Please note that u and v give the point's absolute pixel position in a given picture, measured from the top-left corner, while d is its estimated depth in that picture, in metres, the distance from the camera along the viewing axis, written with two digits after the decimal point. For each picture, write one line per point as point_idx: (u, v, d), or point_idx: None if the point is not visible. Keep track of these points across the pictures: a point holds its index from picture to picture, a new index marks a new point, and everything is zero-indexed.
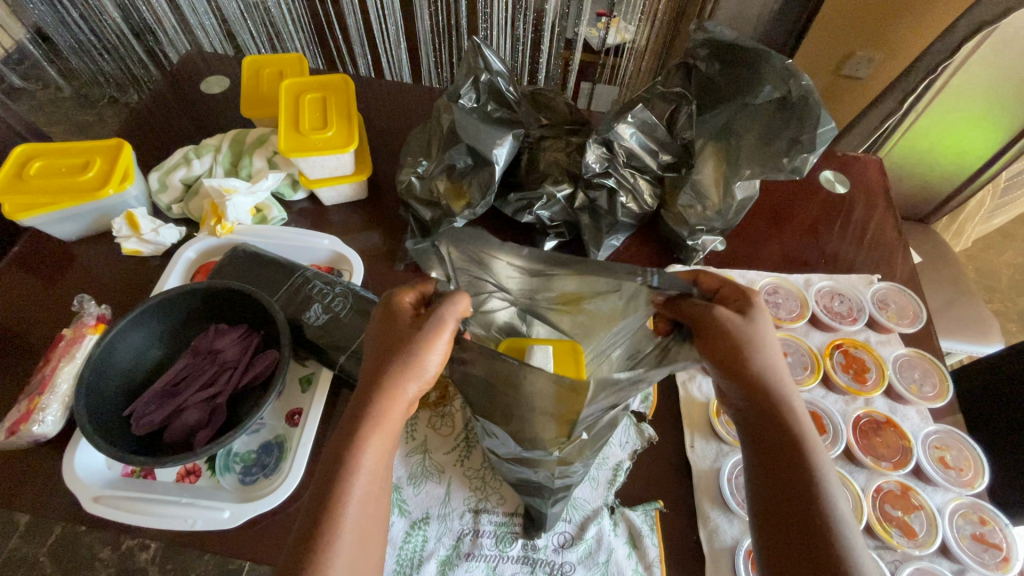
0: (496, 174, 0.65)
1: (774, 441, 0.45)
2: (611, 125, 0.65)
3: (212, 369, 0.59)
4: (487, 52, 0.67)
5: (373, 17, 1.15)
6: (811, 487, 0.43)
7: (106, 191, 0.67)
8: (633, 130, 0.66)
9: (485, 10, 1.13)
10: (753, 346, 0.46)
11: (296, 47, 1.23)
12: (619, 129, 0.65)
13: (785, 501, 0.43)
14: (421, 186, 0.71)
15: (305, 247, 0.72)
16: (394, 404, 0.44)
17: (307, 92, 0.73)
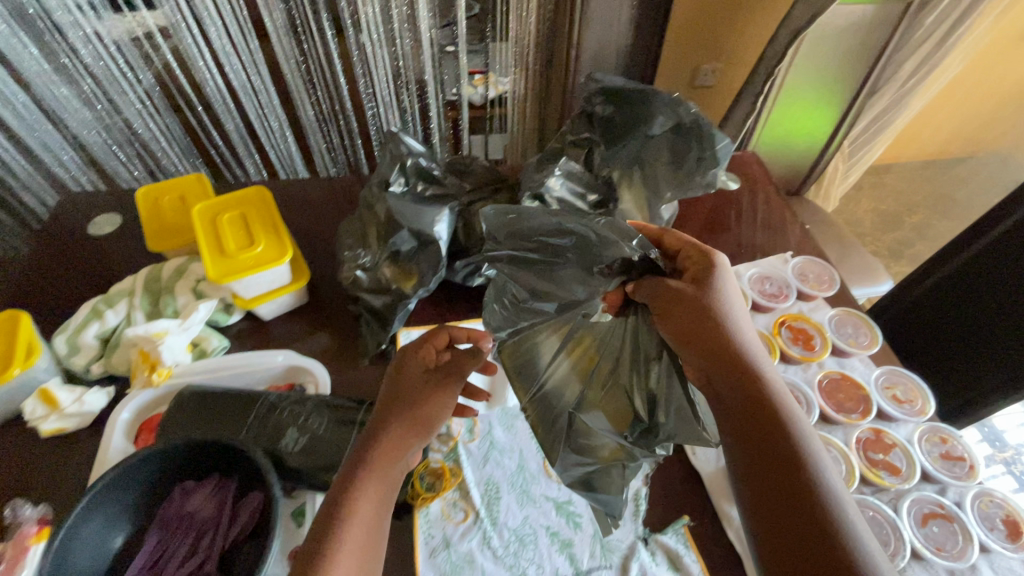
0: (442, 248, 0.66)
1: (748, 406, 0.48)
2: (542, 180, 0.66)
3: (191, 536, 0.54)
4: (407, 138, 0.69)
5: (255, 120, 1.13)
6: (795, 450, 0.47)
7: (11, 371, 0.59)
8: (562, 183, 0.67)
9: (369, 91, 1.16)
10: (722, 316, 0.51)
11: (175, 163, 1.17)
12: (548, 181, 0.67)
13: (770, 476, 0.46)
14: (368, 279, 0.70)
15: (258, 370, 0.68)
16: (392, 457, 0.52)
17: (223, 212, 0.69)
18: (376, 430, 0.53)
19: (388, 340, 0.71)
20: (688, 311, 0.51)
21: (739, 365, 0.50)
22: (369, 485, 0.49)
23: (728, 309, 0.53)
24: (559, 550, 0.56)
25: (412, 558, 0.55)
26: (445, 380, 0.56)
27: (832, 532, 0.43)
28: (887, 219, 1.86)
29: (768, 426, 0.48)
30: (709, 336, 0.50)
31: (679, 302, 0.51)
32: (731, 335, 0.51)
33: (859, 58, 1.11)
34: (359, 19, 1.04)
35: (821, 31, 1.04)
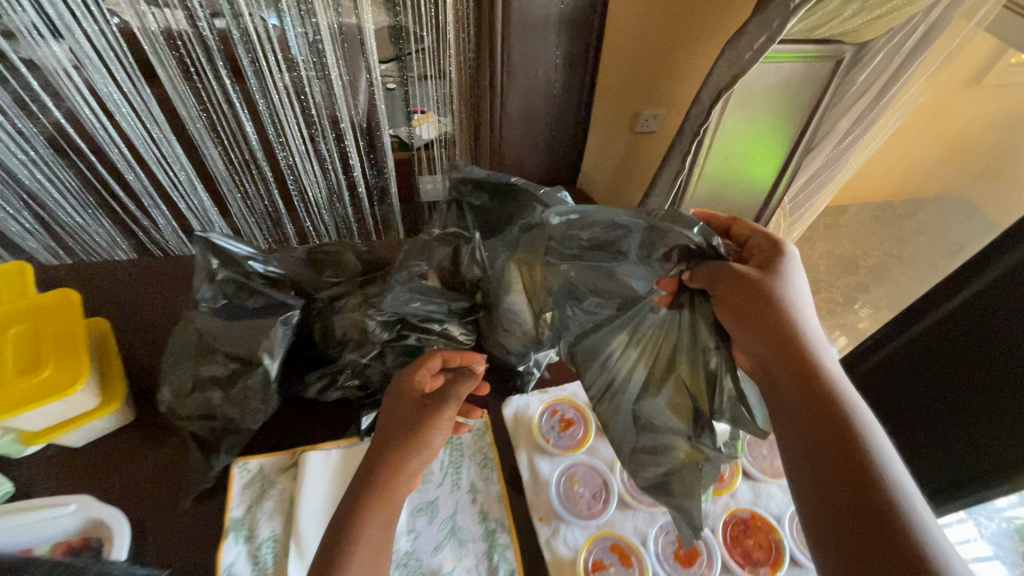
0: (272, 370, 0.55)
1: (806, 392, 0.44)
2: (388, 297, 0.58)
3: None
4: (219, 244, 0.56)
5: (157, 170, 1.01)
6: (858, 439, 0.41)
7: None
8: (409, 299, 0.60)
9: (281, 143, 1.07)
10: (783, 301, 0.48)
11: (70, 216, 1.04)
12: (397, 298, 0.59)
13: (826, 466, 0.41)
14: (182, 406, 0.57)
15: (39, 528, 0.54)
16: (398, 480, 0.48)
17: (11, 326, 0.59)
18: (384, 447, 0.49)
19: (218, 474, 0.60)
20: (745, 295, 0.49)
21: (798, 349, 0.46)
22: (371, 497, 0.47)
23: (795, 301, 0.49)
24: None
25: None
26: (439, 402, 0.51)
27: (906, 535, 0.36)
28: (843, 263, 1.75)
29: (827, 414, 0.43)
30: (765, 320, 0.48)
31: (737, 283, 0.49)
32: (792, 315, 0.48)
33: (791, 114, 1.04)
34: (259, 65, 0.95)
35: (749, 86, 0.97)
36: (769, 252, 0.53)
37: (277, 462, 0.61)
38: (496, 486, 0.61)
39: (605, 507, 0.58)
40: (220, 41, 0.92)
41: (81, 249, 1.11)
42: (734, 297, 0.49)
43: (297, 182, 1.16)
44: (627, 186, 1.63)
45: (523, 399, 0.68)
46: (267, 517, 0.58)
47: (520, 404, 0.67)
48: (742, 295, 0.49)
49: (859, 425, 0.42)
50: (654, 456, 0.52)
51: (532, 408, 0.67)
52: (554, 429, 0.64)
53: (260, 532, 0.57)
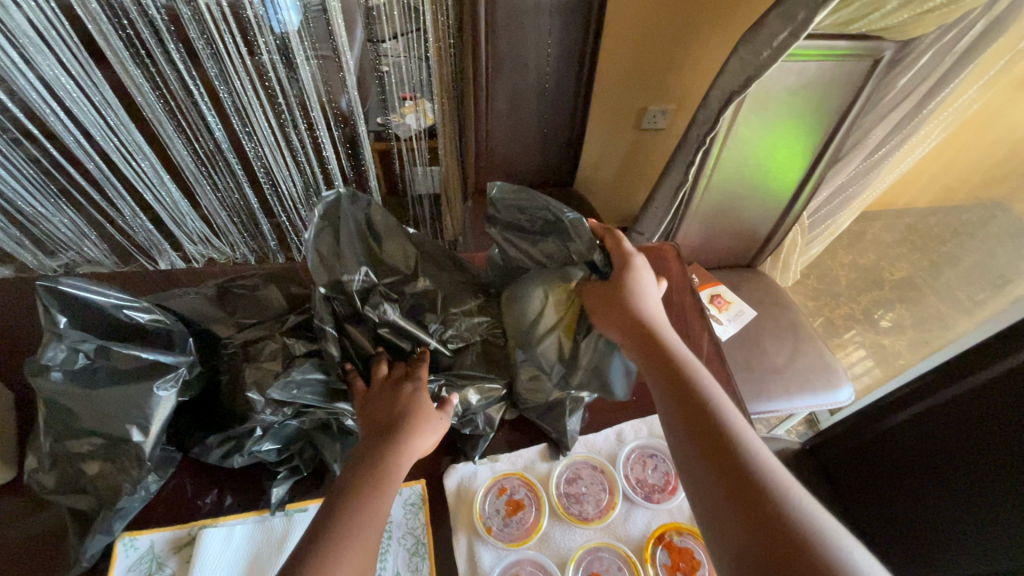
0: (146, 447, 0.46)
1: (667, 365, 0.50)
2: (275, 383, 0.51)
3: None
4: (73, 293, 0.46)
5: (119, 160, 0.90)
6: (705, 403, 0.46)
7: None
8: (300, 386, 0.52)
9: (248, 135, 0.95)
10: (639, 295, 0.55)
11: (32, 206, 0.94)
12: (284, 382, 0.51)
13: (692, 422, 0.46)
14: (50, 479, 0.48)
15: None
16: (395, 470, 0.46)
17: None
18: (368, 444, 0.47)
19: (96, 554, 0.50)
20: (605, 297, 0.54)
21: (656, 341, 0.51)
22: (385, 477, 0.44)
23: (648, 298, 0.56)
24: None
25: None
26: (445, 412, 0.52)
27: (764, 490, 0.41)
28: (866, 277, 1.58)
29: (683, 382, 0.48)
30: (625, 311, 0.53)
31: (603, 288, 0.55)
32: (647, 311, 0.54)
33: (814, 124, 0.90)
34: (216, 48, 0.82)
35: (766, 90, 0.83)
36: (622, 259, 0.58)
37: (172, 540, 0.52)
38: None
39: None
40: (169, 20, 0.79)
41: (49, 241, 1.02)
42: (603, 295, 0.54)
43: (269, 176, 1.04)
44: (628, 188, 1.49)
45: (469, 468, 0.57)
46: None
47: (465, 475, 0.57)
48: (608, 293, 0.54)
49: (711, 400, 0.47)
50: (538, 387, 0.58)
51: (478, 480, 0.56)
52: (497, 510, 0.54)
53: None
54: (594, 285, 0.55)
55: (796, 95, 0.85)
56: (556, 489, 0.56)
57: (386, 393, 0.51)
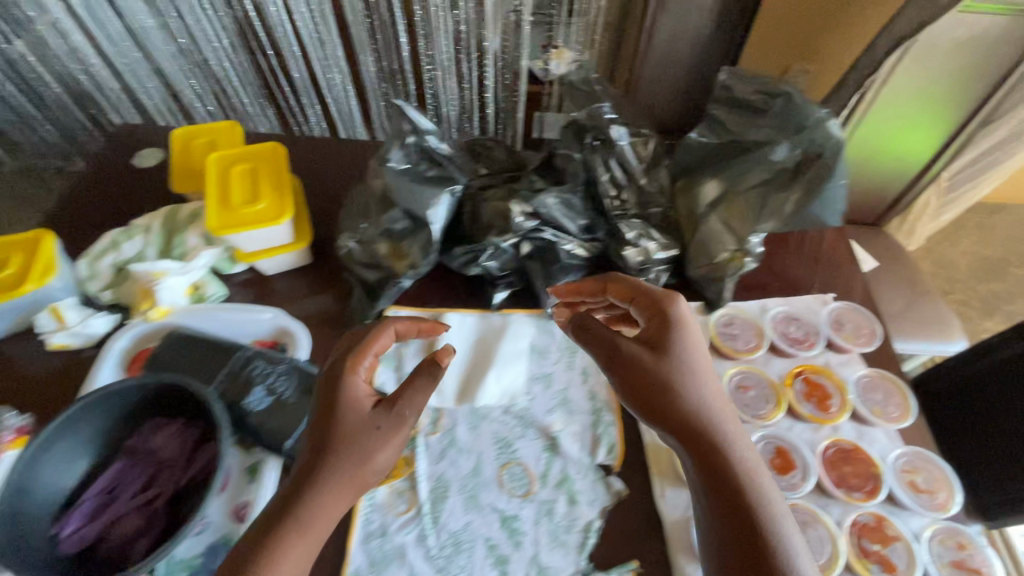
0: (434, 234, 0.64)
1: (717, 470, 0.48)
2: (533, 195, 0.67)
3: (152, 471, 0.57)
4: (413, 113, 0.65)
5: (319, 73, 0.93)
6: (757, 516, 0.46)
7: (25, 287, 0.65)
8: (553, 204, 0.68)
9: None
10: (681, 379, 0.51)
11: (243, 106, 0.99)
12: (539, 199, 0.67)
13: (737, 533, 0.46)
14: (360, 251, 0.68)
15: (246, 323, 0.69)
16: (339, 498, 0.45)
17: (236, 164, 0.70)
18: (309, 474, 0.45)
19: (373, 316, 0.69)
20: (642, 381, 0.51)
21: (708, 444, 0.49)
22: (327, 507, 0.44)
23: (696, 377, 0.51)
24: (492, 564, 0.55)
25: (346, 540, 0.56)
26: (394, 425, 0.47)
27: None
28: (991, 265, 1.56)
29: (729, 485, 0.48)
30: (666, 405, 0.50)
31: (637, 371, 0.51)
32: (690, 397, 0.51)
33: (975, 78, 0.94)
34: None
35: (933, 40, 0.89)
36: (665, 329, 0.54)
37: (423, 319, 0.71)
38: None
39: None
40: None
41: None
42: (638, 378, 0.52)
43: None
44: None
45: None
46: (410, 356, 0.68)
47: None
48: (645, 378, 0.51)
49: (764, 511, 0.47)
50: (706, 248, 0.68)
51: None
52: None
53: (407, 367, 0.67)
54: (629, 366, 0.52)
55: (960, 47, 0.90)
56: (715, 328, 0.69)
57: (328, 405, 0.48)
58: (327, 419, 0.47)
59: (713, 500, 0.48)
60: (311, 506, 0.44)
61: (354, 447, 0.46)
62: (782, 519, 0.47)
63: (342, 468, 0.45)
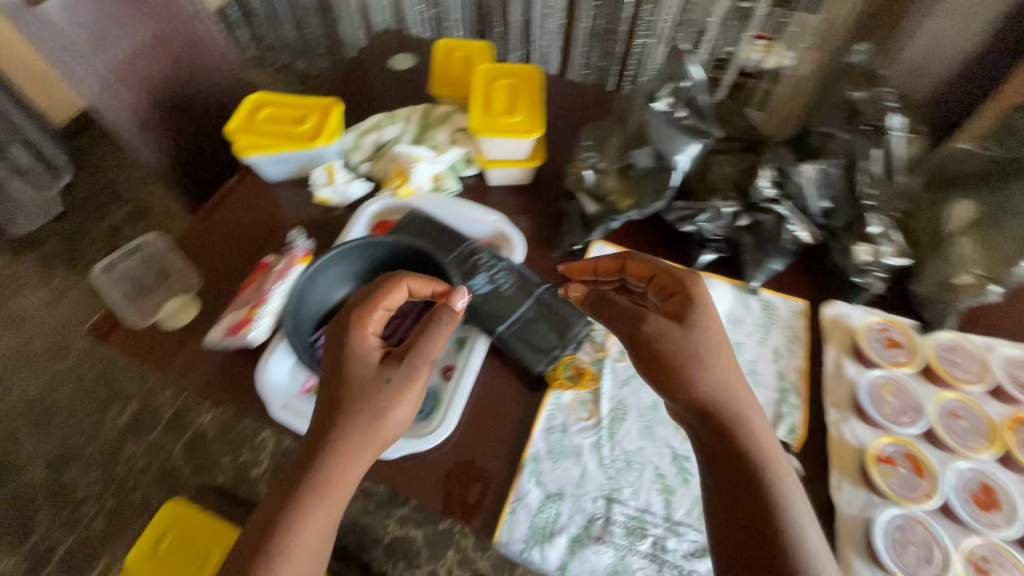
0: (673, 179, 0.67)
1: (730, 454, 0.48)
2: (793, 164, 0.67)
3: (386, 316, 0.67)
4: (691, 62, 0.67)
5: None
6: (766, 502, 0.46)
7: (316, 142, 0.76)
8: (809, 177, 0.67)
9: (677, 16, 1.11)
10: (692, 357, 0.50)
11: None
12: (796, 167, 0.67)
13: (741, 517, 0.46)
14: (592, 180, 0.74)
15: (471, 220, 0.77)
16: (365, 445, 0.48)
17: (500, 79, 0.78)
18: (333, 414, 0.49)
19: (582, 244, 0.75)
20: (655, 360, 0.51)
21: (721, 427, 0.49)
22: (349, 449, 0.48)
23: (715, 357, 0.50)
24: (659, 491, 0.59)
25: (533, 419, 0.63)
26: (406, 375, 0.50)
27: None
28: None
29: (740, 470, 0.47)
30: (680, 387, 0.50)
31: (650, 348, 0.52)
32: (702, 377, 0.50)
33: None
34: None
35: None
36: (682, 306, 0.53)
37: None
38: (799, 360, 0.67)
39: (911, 424, 0.61)
40: None
41: None
42: (653, 356, 0.51)
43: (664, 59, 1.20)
44: None
45: (846, 308, 0.69)
46: None
47: (841, 312, 0.69)
48: (661, 357, 0.51)
49: (772, 497, 0.46)
50: (949, 266, 0.64)
51: (853, 319, 0.68)
52: (879, 342, 0.66)
53: None
54: (640, 342, 0.52)
55: None
56: (933, 348, 0.65)
57: (346, 356, 0.51)
58: (341, 369, 0.51)
59: (717, 479, 0.48)
60: (334, 464, 0.47)
61: (369, 398, 0.49)
62: (793, 510, 0.46)
63: (359, 422, 0.48)
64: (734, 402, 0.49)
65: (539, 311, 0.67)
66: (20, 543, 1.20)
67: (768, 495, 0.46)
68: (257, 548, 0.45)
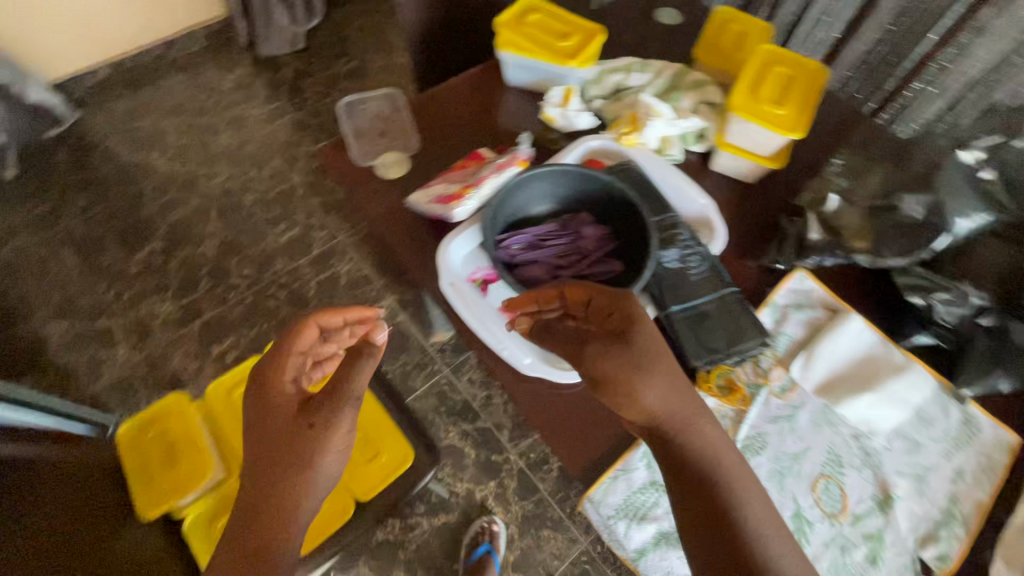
0: (938, 243, 0.63)
1: (687, 472, 0.49)
2: None
3: (568, 247, 0.67)
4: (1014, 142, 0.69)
5: None
6: (729, 518, 0.47)
7: (569, 63, 0.77)
8: None
9: None
10: (637, 370, 0.49)
11: None
12: None
13: (711, 537, 0.47)
14: (834, 209, 0.69)
15: (681, 196, 0.73)
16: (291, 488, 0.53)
17: (779, 65, 0.72)
18: (270, 460, 0.54)
19: (785, 265, 0.69)
20: (602, 380, 0.50)
21: (677, 447, 0.50)
22: (286, 479, 0.53)
23: (658, 370, 0.50)
24: None
25: None
26: (326, 424, 0.54)
27: None
28: None
29: (701, 486, 0.48)
30: (625, 405, 0.50)
31: (602, 366, 0.50)
32: (648, 393, 0.49)
33: None
34: None
35: None
36: (619, 317, 0.52)
37: (825, 299, 0.67)
38: (981, 493, 0.58)
39: None
40: None
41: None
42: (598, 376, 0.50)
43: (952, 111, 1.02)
44: None
45: None
46: (795, 322, 0.66)
47: None
48: (608, 377, 0.50)
49: (733, 504, 0.48)
50: None
51: None
52: None
53: (786, 328, 0.66)
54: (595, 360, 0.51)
55: None
56: None
57: (263, 413, 0.55)
58: (264, 429, 0.55)
59: (683, 499, 0.49)
60: (274, 510, 0.53)
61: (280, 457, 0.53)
62: (753, 516, 0.48)
63: (286, 475, 0.53)
64: (682, 416, 0.50)
65: (718, 310, 0.63)
66: (182, 295, 1.42)
67: (727, 501, 0.48)
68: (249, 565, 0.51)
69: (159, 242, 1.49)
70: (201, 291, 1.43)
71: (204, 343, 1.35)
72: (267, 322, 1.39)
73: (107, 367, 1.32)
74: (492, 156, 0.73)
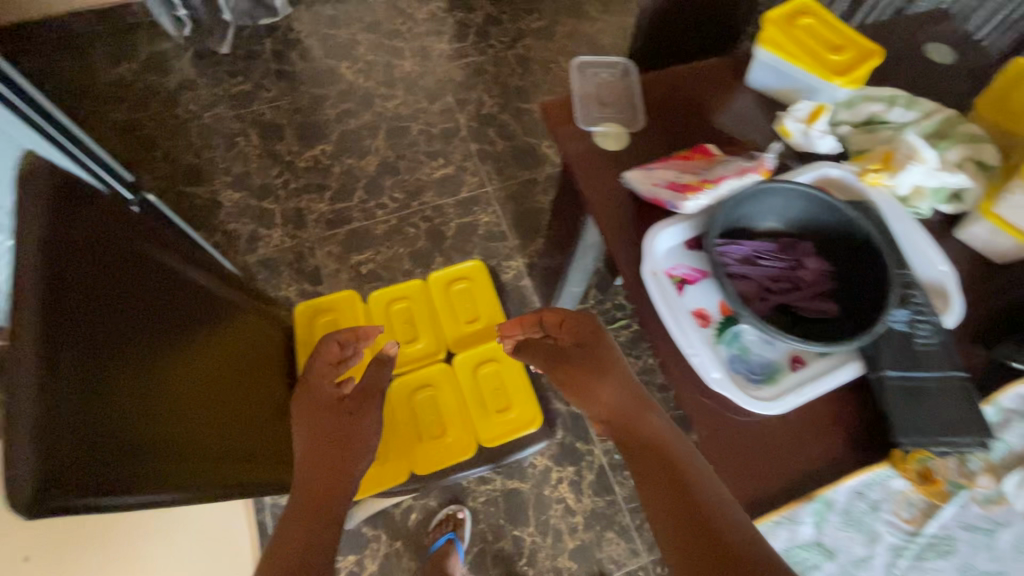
0: None
1: (646, 454, 0.58)
2: None
3: (783, 272, 0.63)
4: None
5: None
6: (689, 490, 0.53)
7: (833, 79, 0.71)
8: None
9: None
10: (597, 369, 0.66)
11: None
12: None
13: (678, 513, 0.52)
14: None
15: (918, 255, 0.65)
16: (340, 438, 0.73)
17: None
18: (320, 422, 0.73)
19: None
20: (575, 381, 0.67)
21: (626, 434, 0.61)
22: (346, 426, 0.74)
23: (608, 363, 0.66)
24: None
25: (842, 475, 0.56)
26: (362, 397, 0.79)
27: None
28: None
29: (661, 466, 0.56)
30: (590, 399, 0.65)
31: (573, 369, 0.67)
32: (603, 386, 0.65)
33: None
34: None
35: None
36: (584, 324, 0.70)
37: None
38: None
39: None
40: None
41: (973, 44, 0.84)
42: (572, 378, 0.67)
43: None
44: None
45: None
46: (1017, 432, 0.59)
47: None
48: (577, 375, 0.67)
49: (691, 476, 0.54)
50: None
51: None
52: None
53: (1005, 436, 0.58)
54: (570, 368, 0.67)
55: None
56: None
57: (316, 397, 0.75)
58: (313, 407, 0.75)
59: (648, 486, 0.56)
60: (339, 443, 0.72)
61: (334, 415, 0.74)
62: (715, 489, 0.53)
63: (339, 421, 0.74)
64: (637, 400, 0.63)
65: (938, 390, 0.56)
66: (336, 199, 1.51)
67: (688, 477, 0.54)
68: (318, 491, 0.67)
69: (331, 144, 1.59)
70: (355, 200, 1.51)
71: (346, 248, 1.44)
72: (405, 247, 1.45)
73: (263, 242, 1.44)
74: (732, 157, 0.67)
